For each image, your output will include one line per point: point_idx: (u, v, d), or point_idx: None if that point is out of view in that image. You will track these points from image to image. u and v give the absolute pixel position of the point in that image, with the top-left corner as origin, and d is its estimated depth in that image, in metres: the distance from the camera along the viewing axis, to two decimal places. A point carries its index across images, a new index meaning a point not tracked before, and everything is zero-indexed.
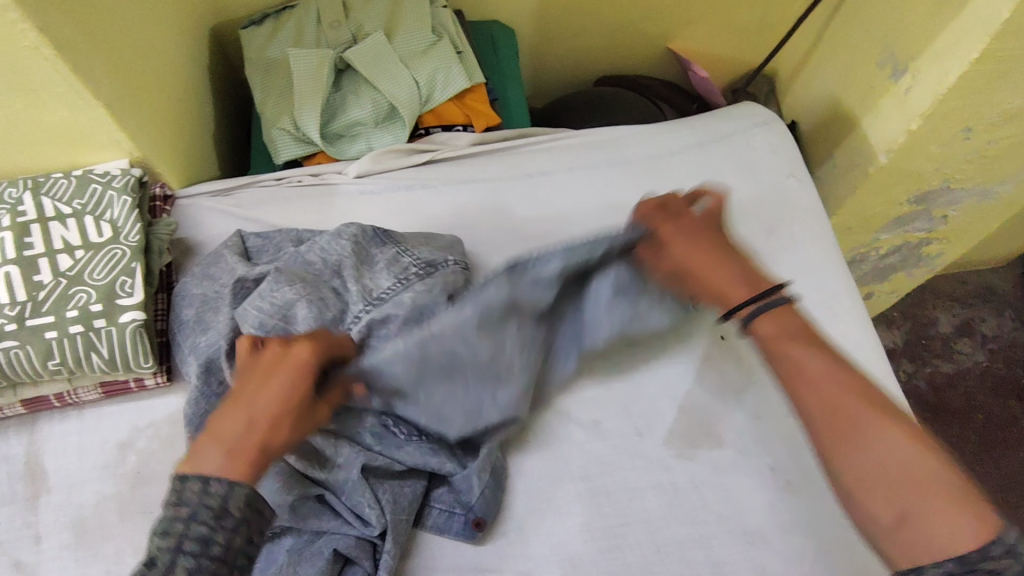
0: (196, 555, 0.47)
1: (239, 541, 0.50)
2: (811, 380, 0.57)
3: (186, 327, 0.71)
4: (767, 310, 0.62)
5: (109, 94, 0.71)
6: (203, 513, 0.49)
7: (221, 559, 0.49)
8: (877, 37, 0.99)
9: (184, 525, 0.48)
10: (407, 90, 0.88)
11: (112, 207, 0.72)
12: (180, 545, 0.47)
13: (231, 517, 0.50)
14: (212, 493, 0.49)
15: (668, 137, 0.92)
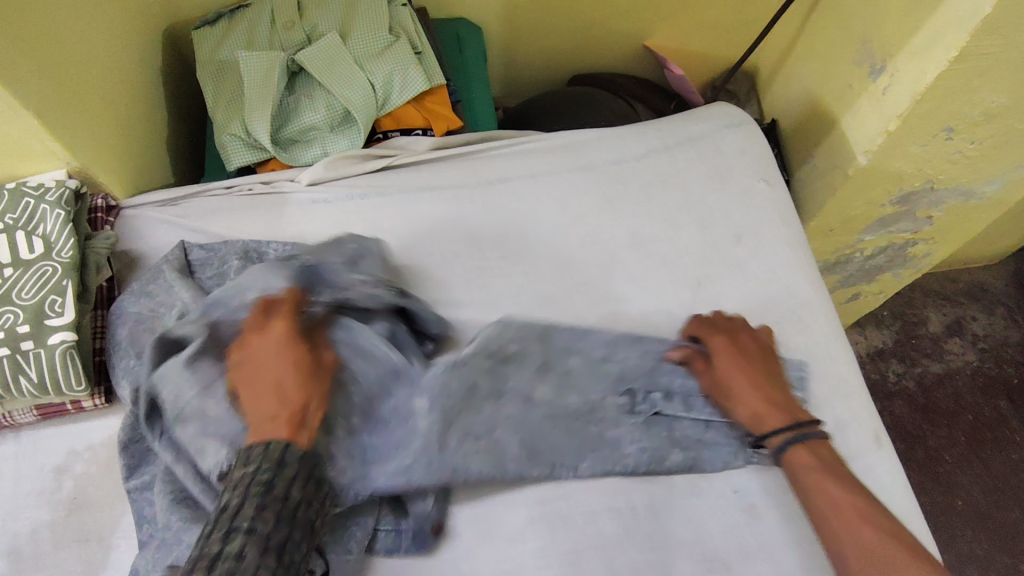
0: (261, 495, 0.52)
1: (300, 491, 0.54)
2: (828, 522, 0.58)
3: (117, 347, 0.68)
4: (801, 439, 0.63)
5: (41, 104, 0.67)
6: (264, 466, 0.54)
7: (286, 506, 0.52)
8: (855, 34, 0.95)
9: (250, 475, 0.53)
10: (362, 93, 0.85)
11: (45, 221, 0.69)
12: (248, 489, 0.52)
13: (289, 467, 0.55)
14: (271, 450, 0.55)
15: (635, 140, 0.88)
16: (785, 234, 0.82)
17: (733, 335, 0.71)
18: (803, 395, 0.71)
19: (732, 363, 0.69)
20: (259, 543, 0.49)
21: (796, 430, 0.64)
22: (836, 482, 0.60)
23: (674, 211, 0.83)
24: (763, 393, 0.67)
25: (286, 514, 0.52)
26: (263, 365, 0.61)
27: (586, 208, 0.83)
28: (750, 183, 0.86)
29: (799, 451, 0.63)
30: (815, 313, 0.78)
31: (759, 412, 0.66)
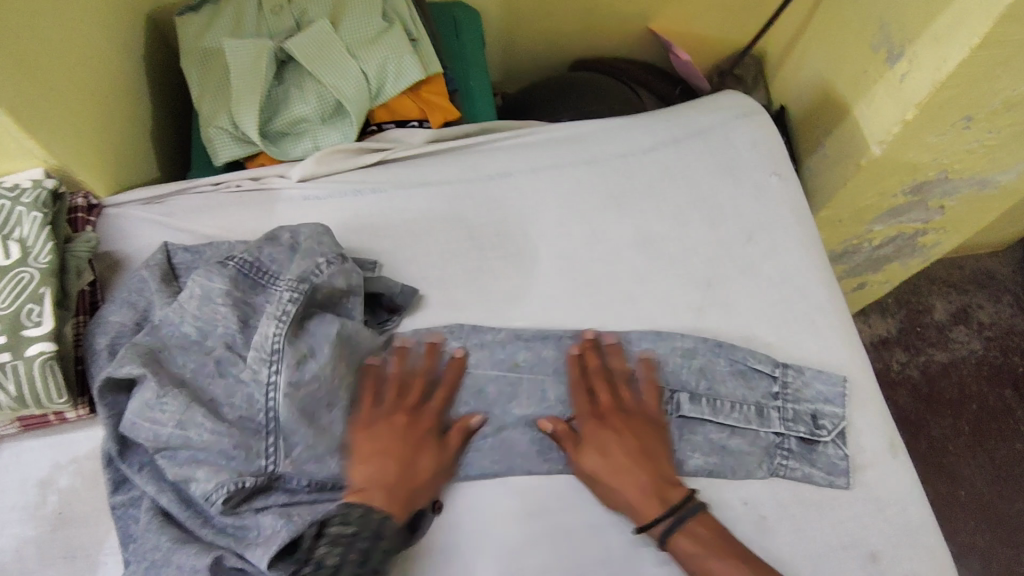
0: (359, 563, 0.54)
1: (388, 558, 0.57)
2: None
3: (98, 358, 0.65)
4: (681, 528, 0.61)
5: (13, 99, 0.63)
6: (365, 533, 0.56)
7: (378, 569, 0.56)
8: (873, 17, 0.91)
9: (352, 538, 0.55)
10: (355, 83, 0.81)
11: (21, 224, 0.65)
12: (349, 554, 0.54)
13: (389, 534, 0.57)
14: (375, 518, 0.57)
15: (641, 131, 0.84)
16: (797, 230, 0.79)
17: (610, 411, 0.67)
18: (842, 416, 0.69)
19: (609, 460, 0.63)
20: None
21: (677, 514, 0.61)
22: (716, 558, 0.59)
23: (682, 207, 0.80)
24: (647, 482, 0.63)
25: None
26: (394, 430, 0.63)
27: (590, 204, 0.80)
28: (761, 177, 0.82)
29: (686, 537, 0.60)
30: (829, 314, 0.75)
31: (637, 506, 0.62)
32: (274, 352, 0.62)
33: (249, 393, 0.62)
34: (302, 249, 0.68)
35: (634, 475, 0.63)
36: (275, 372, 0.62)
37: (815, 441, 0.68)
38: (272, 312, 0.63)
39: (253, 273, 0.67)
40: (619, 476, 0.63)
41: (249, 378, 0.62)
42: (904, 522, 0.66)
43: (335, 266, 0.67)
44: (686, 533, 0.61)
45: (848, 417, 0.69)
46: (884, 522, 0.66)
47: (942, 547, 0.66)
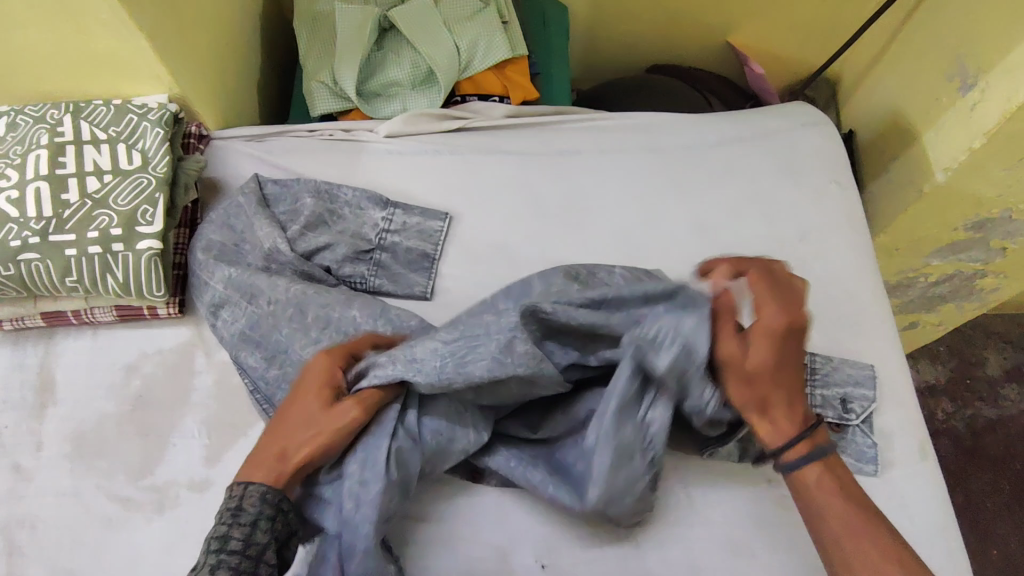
0: (223, 546, 0.50)
1: (261, 535, 0.52)
2: (834, 543, 0.55)
3: (201, 266, 0.73)
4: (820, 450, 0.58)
5: (152, 27, 0.72)
6: (230, 508, 0.53)
7: (243, 553, 0.51)
8: (949, 47, 0.93)
9: (212, 528, 0.52)
10: (447, 54, 0.88)
11: (145, 137, 0.73)
12: (225, 534, 0.51)
13: (250, 513, 0.53)
14: (236, 496, 0.54)
15: (709, 129, 0.88)
16: (849, 238, 0.81)
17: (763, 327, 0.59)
18: (871, 399, 0.72)
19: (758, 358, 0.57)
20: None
21: (806, 441, 0.58)
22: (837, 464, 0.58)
23: (739, 202, 0.83)
24: (800, 406, 0.59)
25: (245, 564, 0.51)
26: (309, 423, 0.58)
27: (650, 188, 0.84)
28: (820, 184, 0.85)
29: (815, 466, 0.57)
30: (872, 318, 0.77)
31: (781, 426, 0.58)
32: (403, 266, 0.78)
33: (382, 282, 0.77)
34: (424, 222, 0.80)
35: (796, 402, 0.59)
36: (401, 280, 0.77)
37: (844, 425, 0.70)
38: (413, 239, 0.79)
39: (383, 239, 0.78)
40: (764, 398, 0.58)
41: (381, 275, 0.77)
42: (923, 524, 0.67)
43: (427, 226, 0.80)
44: (792, 451, 0.58)
45: (877, 401, 0.72)
46: (906, 520, 0.67)
47: (957, 556, 0.66)
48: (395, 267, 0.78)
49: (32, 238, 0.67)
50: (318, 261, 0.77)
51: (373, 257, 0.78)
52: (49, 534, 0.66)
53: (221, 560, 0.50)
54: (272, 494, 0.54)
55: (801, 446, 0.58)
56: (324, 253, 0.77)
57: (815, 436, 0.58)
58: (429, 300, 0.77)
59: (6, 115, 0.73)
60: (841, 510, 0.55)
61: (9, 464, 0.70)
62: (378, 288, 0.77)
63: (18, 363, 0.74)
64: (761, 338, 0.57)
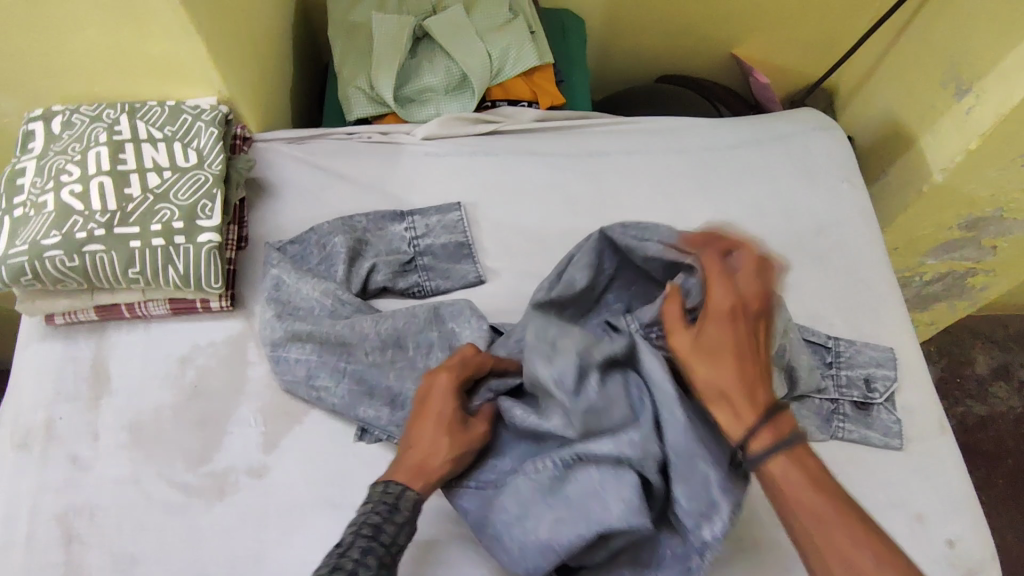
0: (368, 537, 0.54)
1: (402, 536, 0.56)
2: (811, 538, 0.50)
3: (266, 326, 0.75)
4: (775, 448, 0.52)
5: (209, 32, 0.75)
6: (379, 506, 0.56)
7: (387, 546, 0.55)
8: (943, 57, 1.00)
9: (367, 514, 0.56)
10: (480, 61, 0.93)
11: (200, 137, 0.76)
12: (359, 530, 0.55)
13: (400, 514, 0.56)
14: (389, 492, 0.57)
15: (726, 132, 0.94)
16: (863, 232, 0.87)
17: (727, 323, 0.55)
18: (893, 379, 0.76)
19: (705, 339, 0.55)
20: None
21: (772, 426, 0.52)
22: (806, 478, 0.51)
23: (760, 199, 0.88)
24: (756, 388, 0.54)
25: (387, 560, 0.54)
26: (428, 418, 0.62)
27: (675, 186, 0.89)
28: (833, 182, 0.90)
29: (779, 457, 0.52)
30: (888, 306, 0.82)
31: (716, 374, 0.54)
32: (448, 266, 0.81)
33: (438, 285, 0.80)
34: (440, 218, 0.83)
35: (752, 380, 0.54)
36: (454, 280, 0.80)
37: (870, 404, 0.75)
38: (441, 237, 0.82)
39: (418, 245, 0.82)
40: (714, 390, 0.54)
41: (435, 279, 0.81)
42: (948, 495, 0.71)
43: (449, 223, 0.83)
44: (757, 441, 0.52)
45: (898, 380, 0.77)
46: (932, 491, 0.71)
47: (978, 523, 0.71)
48: (444, 267, 0.81)
49: (97, 230, 0.70)
50: (372, 285, 0.79)
51: (417, 265, 0.81)
52: (109, 522, 0.67)
53: (372, 546, 0.54)
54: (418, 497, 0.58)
55: (772, 428, 0.52)
56: (374, 277, 0.79)
57: (781, 424, 0.52)
58: (484, 282, 0.81)
59: (62, 114, 0.75)
60: (811, 509, 0.50)
61: (65, 454, 0.70)
62: (436, 289, 0.80)
63: (71, 356, 0.75)
64: (713, 309, 0.55)
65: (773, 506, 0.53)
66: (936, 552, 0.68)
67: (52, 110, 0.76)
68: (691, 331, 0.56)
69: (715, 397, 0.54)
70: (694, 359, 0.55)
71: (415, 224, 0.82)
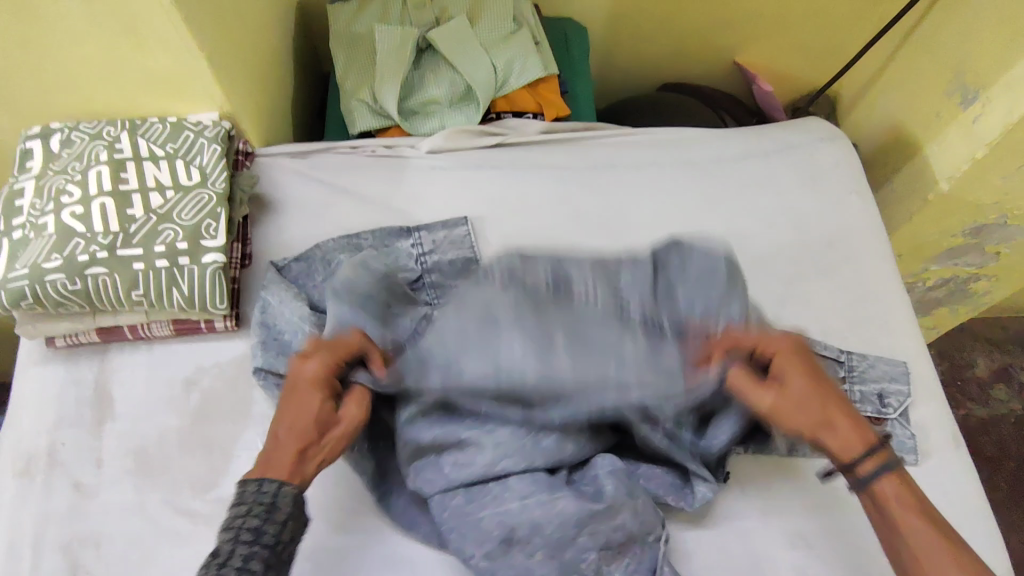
0: (249, 543, 0.52)
1: (285, 535, 0.55)
2: (918, 556, 0.53)
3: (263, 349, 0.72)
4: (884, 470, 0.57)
5: (211, 48, 0.74)
6: (256, 509, 0.54)
7: (271, 548, 0.53)
8: (949, 65, 1.00)
9: (242, 518, 0.54)
10: (485, 73, 0.91)
11: (202, 154, 0.75)
12: (238, 536, 0.53)
13: (280, 512, 0.55)
14: (264, 492, 0.55)
15: (734, 143, 0.93)
16: (872, 243, 0.87)
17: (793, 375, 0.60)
18: (907, 394, 0.76)
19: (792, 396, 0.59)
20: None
21: (878, 451, 0.57)
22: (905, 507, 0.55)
23: (769, 210, 0.88)
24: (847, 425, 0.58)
25: (275, 560, 0.54)
26: (292, 404, 0.60)
27: (683, 198, 0.88)
28: (842, 193, 0.90)
29: (890, 477, 0.57)
30: (899, 318, 0.82)
31: (791, 396, 0.59)
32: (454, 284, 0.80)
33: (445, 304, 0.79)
34: (447, 234, 0.82)
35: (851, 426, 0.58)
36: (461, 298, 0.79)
37: (883, 419, 0.74)
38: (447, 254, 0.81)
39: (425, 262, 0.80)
40: (795, 414, 0.59)
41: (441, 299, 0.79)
42: (965, 510, 0.71)
43: (456, 239, 0.82)
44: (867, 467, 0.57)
45: (911, 395, 0.76)
46: (949, 506, 0.71)
47: (995, 539, 0.70)
48: (450, 285, 0.80)
49: (100, 252, 0.68)
50: None
51: (424, 282, 0.79)
52: (114, 551, 0.66)
53: (256, 551, 0.52)
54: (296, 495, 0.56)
55: (879, 456, 0.57)
56: None
57: (882, 450, 0.57)
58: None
59: (61, 132, 0.74)
60: (903, 509, 0.55)
61: (69, 481, 0.69)
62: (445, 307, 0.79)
63: (72, 380, 0.73)
64: (781, 358, 0.61)
65: (874, 521, 0.58)
66: None
67: (51, 128, 0.74)
68: (773, 391, 0.60)
69: (802, 426, 0.59)
70: (766, 397, 0.60)
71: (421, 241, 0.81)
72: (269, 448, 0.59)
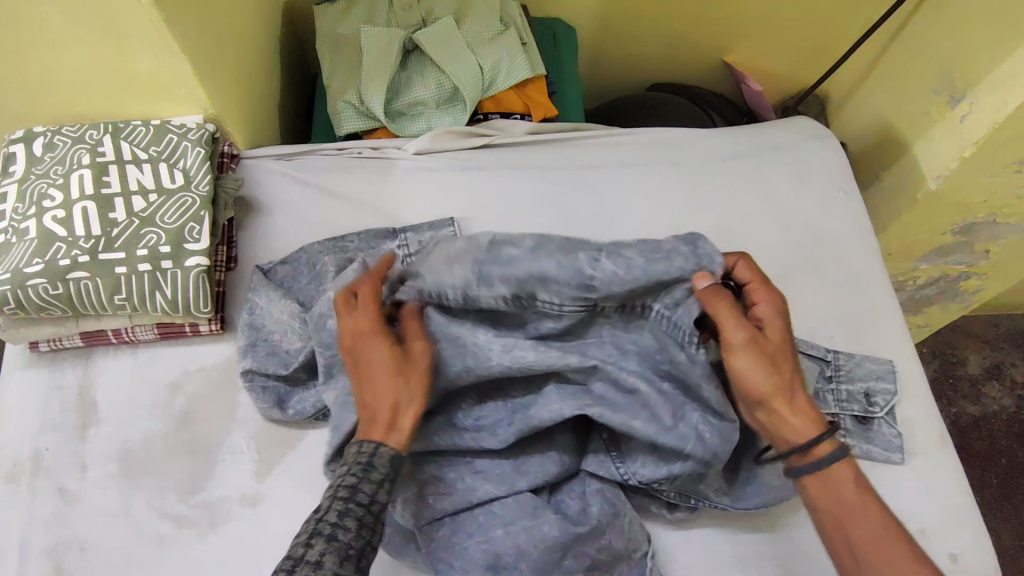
0: (344, 500, 0.50)
1: (384, 496, 0.52)
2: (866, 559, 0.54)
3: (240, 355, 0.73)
4: (828, 453, 0.57)
5: (194, 51, 0.73)
6: (354, 467, 0.52)
7: (368, 508, 0.50)
8: (937, 64, 1.00)
9: (341, 477, 0.52)
10: (471, 74, 0.91)
11: (185, 157, 0.75)
12: (335, 492, 0.51)
13: (377, 471, 0.52)
14: (363, 452, 0.53)
15: (721, 143, 0.93)
16: (859, 242, 0.87)
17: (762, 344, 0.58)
18: (893, 393, 0.76)
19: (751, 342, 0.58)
20: (338, 553, 0.48)
21: (828, 440, 0.57)
22: (842, 493, 0.56)
23: (756, 210, 0.88)
24: (800, 394, 0.59)
25: (368, 520, 0.50)
26: (370, 350, 0.57)
27: (670, 198, 0.88)
28: (829, 192, 0.90)
29: (844, 463, 0.57)
30: (886, 317, 0.82)
31: (770, 378, 0.57)
32: None
33: None
34: (432, 234, 0.82)
35: (807, 407, 0.58)
36: None
37: (870, 418, 0.74)
38: (432, 257, 0.81)
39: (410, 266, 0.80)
40: (771, 400, 0.57)
41: None
42: (950, 509, 0.71)
43: (442, 240, 0.82)
44: (818, 452, 0.57)
45: (897, 394, 0.76)
46: (934, 506, 0.71)
47: (981, 538, 0.70)
48: None
49: (82, 256, 0.68)
50: None
51: None
52: (98, 555, 0.66)
53: (349, 509, 0.50)
54: (397, 453, 0.53)
55: (835, 438, 0.57)
56: None
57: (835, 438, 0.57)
58: None
59: (43, 135, 0.73)
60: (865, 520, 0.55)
61: (52, 486, 0.68)
62: None
63: (56, 384, 0.73)
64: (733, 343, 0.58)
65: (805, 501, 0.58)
66: (939, 567, 0.68)
67: (33, 131, 0.74)
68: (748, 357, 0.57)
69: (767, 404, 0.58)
70: (749, 375, 0.57)
71: (406, 241, 0.81)
72: (366, 405, 0.55)
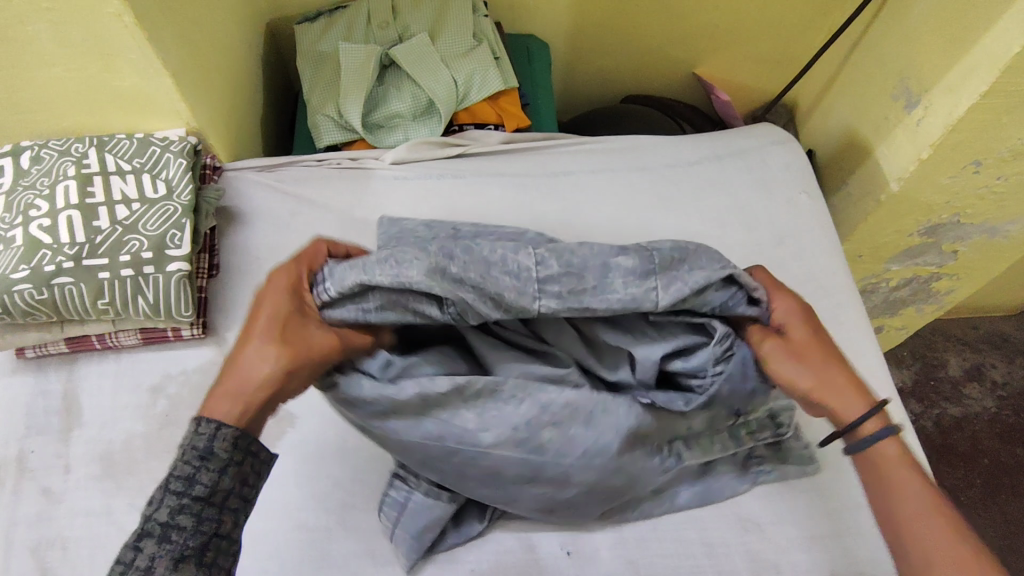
0: (177, 495, 0.47)
1: (228, 482, 0.49)
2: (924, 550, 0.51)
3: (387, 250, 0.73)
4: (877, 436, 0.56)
5: (176, 66, 0.77)
6: (189, 455, 0.48)
7: (205, 499, 0.48)
8: (893, 71, 1.04)
9: (174, 465, 0.48)
10: (445, 87, 0.95)
11: (168, 167, 0.78)
12: (167, 483, 0.48)
13: (217, 458, 0.49)
14: (201, 435, 0.49)
15: (687, 149, 0.97)
16: (820, 239, 0.90)
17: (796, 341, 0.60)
18: None
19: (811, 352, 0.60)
20: (173, 551, 0.47)
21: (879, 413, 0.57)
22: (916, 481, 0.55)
23: (721, 211, 0.91)
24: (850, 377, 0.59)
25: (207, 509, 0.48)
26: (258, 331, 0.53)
27: (638, 201, 0.91)
28: (791, 194, 0.93)
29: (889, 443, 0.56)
30: (849, 311, 0.85)
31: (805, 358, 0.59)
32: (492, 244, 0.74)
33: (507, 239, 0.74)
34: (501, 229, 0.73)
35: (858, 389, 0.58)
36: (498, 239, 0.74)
37: None
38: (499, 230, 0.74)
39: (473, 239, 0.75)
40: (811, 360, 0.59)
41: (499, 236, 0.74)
42: None
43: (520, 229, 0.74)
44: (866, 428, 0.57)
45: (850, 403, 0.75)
46: None
47: None
48: None
49: (67, 263, 0.71)
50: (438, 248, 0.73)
51: None
52: (81, 553, 0.67)
53: (183, 504, 0.47)
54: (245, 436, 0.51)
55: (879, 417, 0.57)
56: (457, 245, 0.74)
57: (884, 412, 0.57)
58: None
59: (30, 149, 0.76)
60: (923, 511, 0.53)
61: (36, 487, 0.70)
62: None
63: (41, 389, 0.75)
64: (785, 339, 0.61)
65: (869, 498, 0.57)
66: None
67: (20, 145, 0.77)
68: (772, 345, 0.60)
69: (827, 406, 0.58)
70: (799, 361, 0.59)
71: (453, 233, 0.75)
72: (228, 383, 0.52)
